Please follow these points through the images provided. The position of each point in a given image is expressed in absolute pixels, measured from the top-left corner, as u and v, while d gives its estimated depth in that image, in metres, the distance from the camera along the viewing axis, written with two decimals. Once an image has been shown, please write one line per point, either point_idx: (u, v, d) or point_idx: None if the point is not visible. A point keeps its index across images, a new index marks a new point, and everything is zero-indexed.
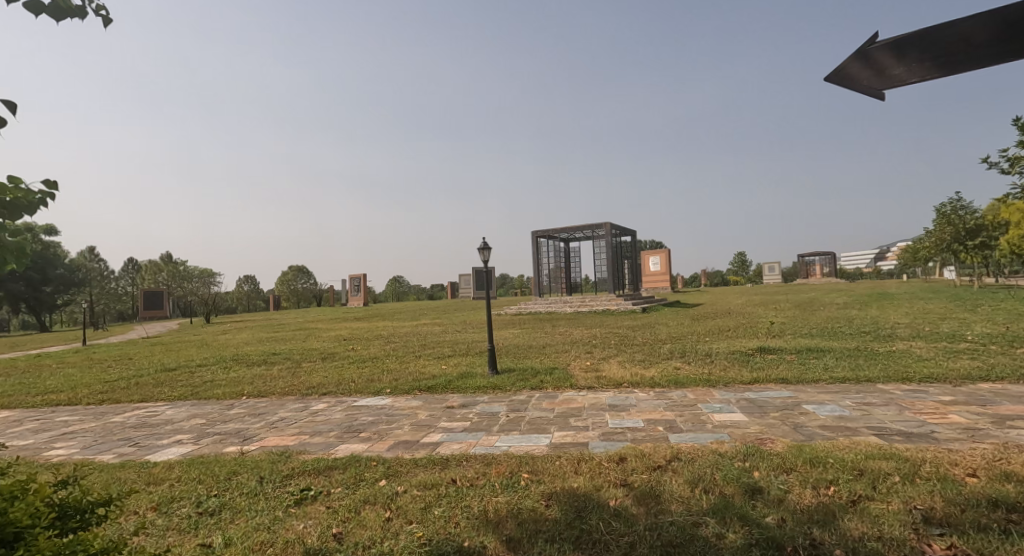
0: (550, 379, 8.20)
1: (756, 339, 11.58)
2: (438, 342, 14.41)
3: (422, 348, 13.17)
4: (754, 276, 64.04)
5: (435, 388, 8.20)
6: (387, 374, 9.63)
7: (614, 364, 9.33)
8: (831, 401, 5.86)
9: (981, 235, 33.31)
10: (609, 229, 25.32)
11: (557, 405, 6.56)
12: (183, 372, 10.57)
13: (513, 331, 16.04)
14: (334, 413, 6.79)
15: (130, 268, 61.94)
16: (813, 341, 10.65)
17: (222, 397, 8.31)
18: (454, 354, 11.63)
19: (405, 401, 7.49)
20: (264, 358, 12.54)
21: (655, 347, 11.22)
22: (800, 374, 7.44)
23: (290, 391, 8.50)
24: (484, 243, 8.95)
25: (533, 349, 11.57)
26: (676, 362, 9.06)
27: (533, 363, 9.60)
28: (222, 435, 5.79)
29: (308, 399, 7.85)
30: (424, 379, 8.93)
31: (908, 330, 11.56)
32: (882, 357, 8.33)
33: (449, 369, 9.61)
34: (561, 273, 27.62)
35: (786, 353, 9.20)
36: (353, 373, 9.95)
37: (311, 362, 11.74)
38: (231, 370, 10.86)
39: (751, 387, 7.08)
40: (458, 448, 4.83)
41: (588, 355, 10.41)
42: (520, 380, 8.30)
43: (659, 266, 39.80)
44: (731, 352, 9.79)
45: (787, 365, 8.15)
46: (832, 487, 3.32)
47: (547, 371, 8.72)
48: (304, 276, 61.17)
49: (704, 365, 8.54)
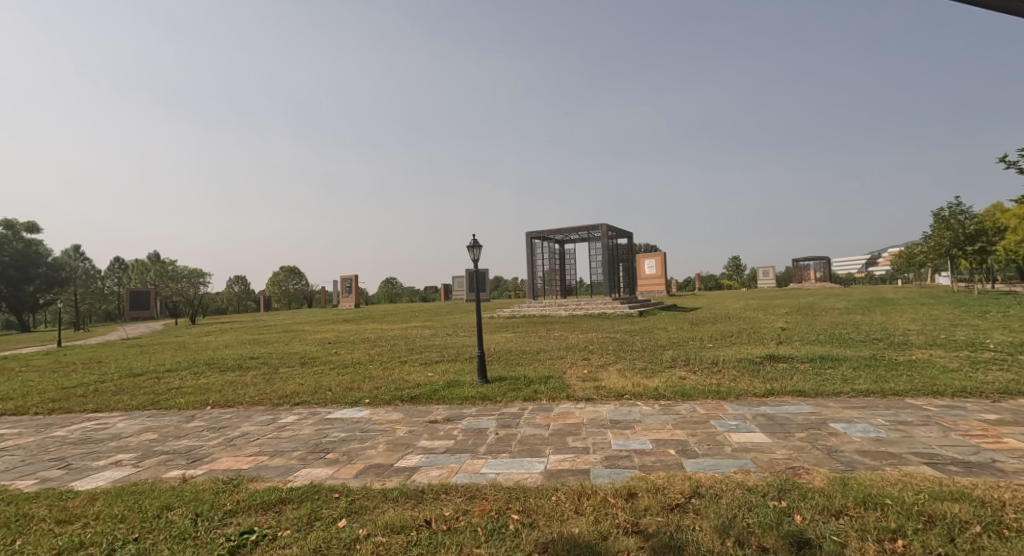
0: (544, 389, 7.51)
1: (763, 345, 10.91)
2: (426, 347, 13.67)
3: (409, 353, 12.44)
4: (749, 280, 63.73)
5: (418, 398, 7.50)
6: (368, 381, 8.91)
7: (613, 372, 8.67)
8: (862, 419, 5.20)
9: (981, 240, 32.91)
10: (604, 231, 24.70)
11: (552, 420, 5.89)
12: (149, 378, 9.81)
13: (506, 335, 15.38)
14: (304, 427, 6.07)
15: (117, 267, 60.95)
16: (825, 348, 10.00)
17: (184, 406, 7.56)
18: (442, 360, 10.91)
19: (385, 413, 6.78)
20: (240, 362, 11.79)
21: (656, 354, 10.54)
22: (818, 386, 6.79)
23: (260, 401, 7.77)
24: (474, 240, 8.26)
25: (526, 355, 10.86)
26: (681, 371, 8.39)
27: (527, 371, 8.92)
28: (168, 455, 5.05)
29: (277, 411, 7.10)
30: (408, 387, 8.22)
31: (923, 337, 10.92)
32: (904, 368, 7.71)
33: (435, 377, 8.91)
34: (555, 275, 26.99)
35: (799, 362, 8.54)
36: (332, 380, 9.22)
37: (290, 367, 10.99)
38: (202, 376, 10.10)
39: (766, 401, 6.43)
40: (437, 475, 4.13)
41: (585, 362, 9.74)
42: (511, 390, 7.60)
43: (655, 269, 39.32)
44: (738, 359, 9.15)
45: (802, 375, 7.50)
46: (898, 540, 2.66)
47: (542, 380, 8.04)
48: (295, 276, 60.30)
49: (712, 375, 7.88)
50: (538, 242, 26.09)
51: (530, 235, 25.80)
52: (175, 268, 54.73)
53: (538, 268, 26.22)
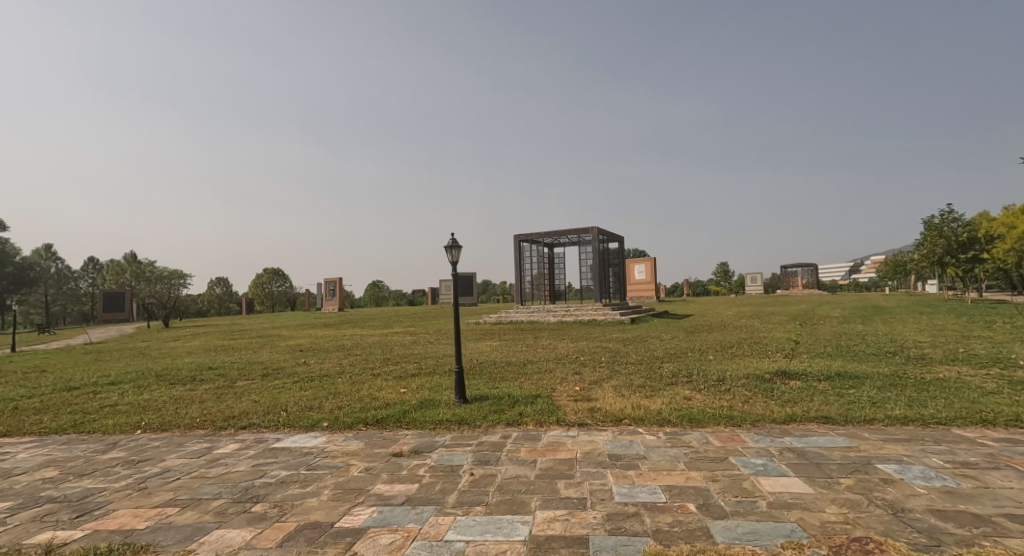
0: (530, 412, 6.53)
1: (769, 359, 9.98)
2: (403, 357, 12.57)
3: (383, 364, 11.35)
4: (737, 286, 63.46)
5: (385, 422, 6.48)
6: (331, 399, 7.84)
7: (608, 391, 7.71)
8: (914, 459, 4.29)
9: (974, 248, 32.30)
10: (596, 234, 23.82)
11: (539, 456, 4.91)
12: (84, 393, 8.65)
13: (491, 344, 14.39)
14: (240, 462, 5.02)
15: (92, 268, 58.99)
16: (839, 363, 9.09)
17: (109, 431, 6.44)
18: (417, 373, 9.85)
19: (341, 442, 5.73)
20: (195, 373, 10.64)
21: (654, 368, 9.59)
22: (846, 412, 5.90)
23: (200, 424, 6.67)
24: (453, 240, 7.29)
25: (510, 368, 9.83)
26: (685, 389, 7.46)
27: (511, 388, 7.95)
28: (51, 504, 3.97)
29: (215, 439, 6.01)
30: (373, 407, 7.16)
31: (940, 351, 10.04)
32: (935, 388, 6.85)
33: (407, 395, 7.89)
34: (544, 280, 26.03)
35: (816, 380, 7.63)
36: (290, 397, 8.13)
37: (249, 380, 9.88)
38: (146, 390, 8.95)
39: (788, 429, 5.52)
40: (387, 545, 3.14)
41: (576, 378, 8.74)
42: (492, 413, 6.60)
43: (645, 274, 38.59)
44: (745, 375, 8.25)
45: (823, 397, 6.57)
46: None
47: (528, 400, 7.05)
48: (279, 278, 59.04)
49: (720, 395, 6.96)
50: (526, 244, 25.15)
51: (518, 237, 24.86)
52: (152, 269, 53.01)
53: (526, 272, 25.22)
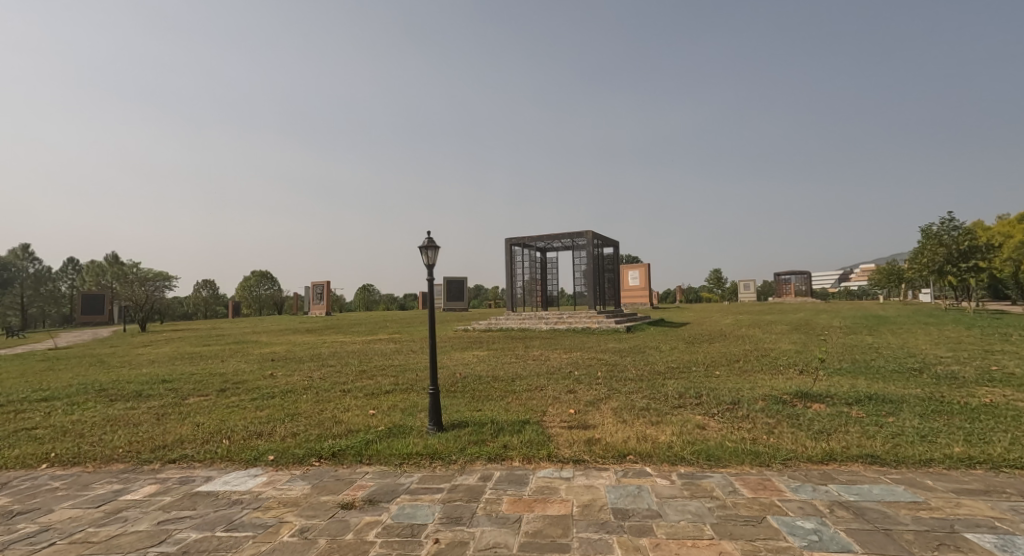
0: (516, 445, 5.52)
1: (784, 378, 8.98)
2: (381, 369, 11.48)
3: (357, 378, 10.25)
4: (730, 293, 62.87)
5: (343, 455, 5.43)
6: (287, 424, 6.75)
7: (608, 416, 6.69)
8: (1016, 527, 3.30)
9: (975, 258, 31.51)
10: (590, 238, 22.86)
11: (526, 511, 3.89)
12: (4, 413, 7.49)
13: (477, 355, 13.35)
14: (144, 517, 3.93)
15: (71, 268, 57.27)
16: (864, 384, 8.10)
17: (6, 467, 5.31)
18: (392, 391, 8.75)
19: (283, 485, 4.68)
20: (142, 388, 9.47)
21: (657, 386, 8.56)
22: (896, 449, 4.92)
23: (121, 456, 5.56)
24: (429, 239, 6.27)
25: (496, 386, 8.76)
26: (696, 415, 6.45)
27: (496, 411, 6.92)
28: None
29: (131, 479, 4.92)
30: (332, 435, 6.10)
31: (971, 370, 9.07)
32: (986, 416, 5.91)
33: (376, 419, 6.83)
34: (536, 286, 25.04)
35: (844, 404, 6.66)
36: (240, 420, 7.04)
37: (201, 396, 8.76)
38: (78, 409, 7.81)
39: (830, 472, 4.54)
40: None
41: (570, 398, 7.71)
42: (471, 444, 5.58)
43: (638, 280, 37.80)
44: (762, 398, 7.28)
45: (860, 428, 5.60)
46: None
47: (515, 429, 6.03)
48: (267, 281, 57.74)
49: (737, 424, 5.97)
50: (518, 249, 24.18)
51: (510, 241, 23.90)
52: (134, 271, 51.40)
53: (518, 278, 24.20)
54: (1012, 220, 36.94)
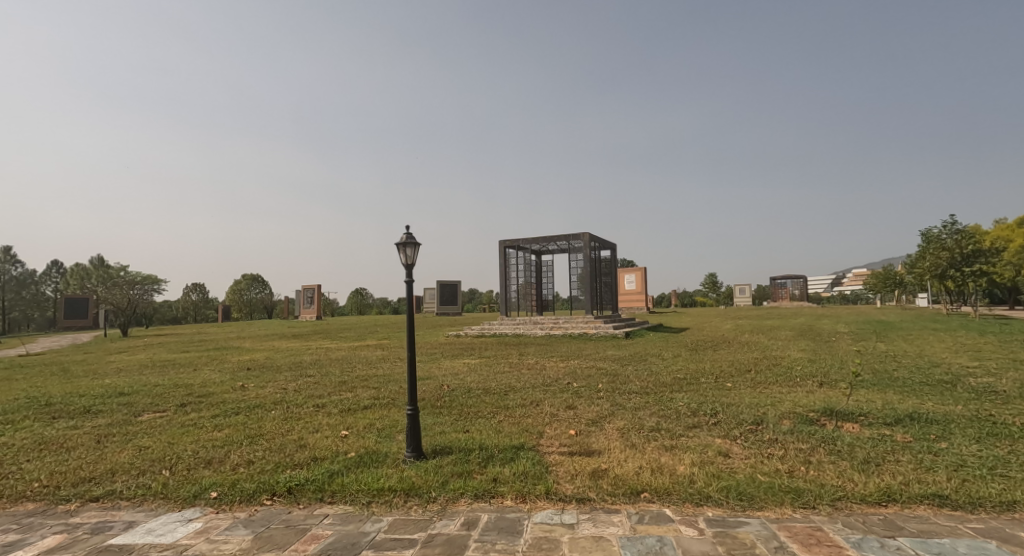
0: (508, 478, 4.65)
1: (804, 392, 8.12)
2: (363, 379, 10.58)
3: (335, 391, 9.32)
4: (726, 298, 62.28)
5: (301, 493, 4.53)
6: (245, 448, 5.84)
7: (614, 439, 5.83)
8: None
9: (979, 262, 30.83)
10: (586, 240, 21.97)
11: None
12: None
13: (469, 364, 12.46)
14: None
15: (55, 271, 55.98)
16: (896, 399, 7.26)
17: None
18: (371, 406, 7.82)
19: (219, 535, 3.80)
20: (94, 402, 8.52)
21: (665, 402, 7.70)
22: (966, 488, 4.06)
23: (34, 492, 4.64)
24: (408, 234, 5.42)
25: (487, 401, 7.86)
26: (715, 440, 5.60)
27: (486, 433, 6.04)
28: None
29: (34, 528, 4.00)
30: (293, 464, 5.18)
31: (1009, 382, 8.25)
32: None
33: (347, 443, 5.91)
34: (531, 290, 24.19)
35: (884, 426, 5.82)
36: (191, 443, 6.11)
37: (157, 413, 7.82)
38: (12, 429, 6.87)
39: (896, 520, 3.67)
40: None
41: (570, 416, 6.83)
42: (455, 478, 4.70)
43: (636, 284, 37.07)
44: (787, 417, 6.43)
45: (913, 457, 4.75)
46: None
47: (506, 457, 5.15)
48: (258, 285, 56.78)
49: (765, 450, 5.12)
50: (512, 251, 23.31)
51: (504, 243, 23.04)
52: (120, 274, 50.24)
53: (512, 281, 23.34)
54: (1011, 224, 36.42)
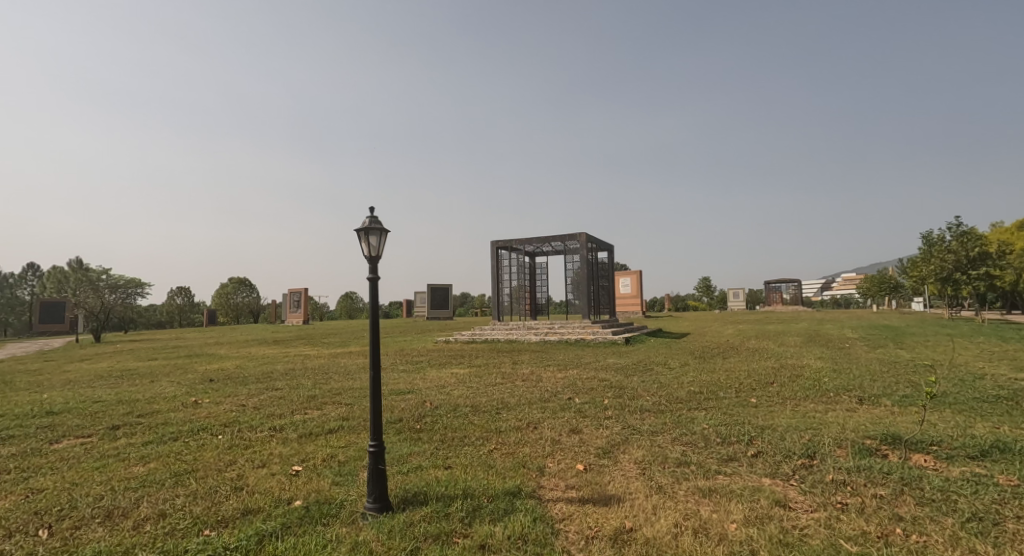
0: (498, 545, 3.40)
1: (844, 410, 6.99)
2: (336, 394, 9.29)
3: (300, 409, 8.03)
4: (721, 302, 61.36)
5: None
6: (163, 493, 4.55)
7: (635, 479, 4.60)
8: None
9: (984, 265, 29.95)
10: (584, 240, 20.79)
11: None
12: None
13: (457, 374, 11.21)
14: None
15: (34, 273, 54.21)
16: (961, 422, 6.09)
17: None
18: (336, 431, 6.54)
19: None
20: (11, 425, 7.18)
21: (686, 423, 6.49)
22: None
23: None
24: (373, 218, 4.23)
25: (476, 422, 6.59)
26: (764, 481, 4.39)
27: (471, 470, 4.80)
28: None
29: None
30: (215, 522, 3.89)
31: None
32: None
33: (297, 485, 4.62)
34: (525, 293, 22.95)
35: (968, 461, 4.65)
36: (97, 484, 4.82)
37: (78, 439, 6.51)
38: None
39: None
40: None
41: (576, 445, 5.61)
42: (427, 546, 3.44)
43: (631, 288, 36.03)
44: (840, 445, 5.25)
45: None
46: None
47: (496, 510, 3.89)
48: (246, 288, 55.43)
49: (837, 499, 3.92)
50: (505, 252, 22.07)
51: (496, 245, 21.80)
52: (99, 276, 48.35)
53: (505, 284, 22.08)
54: (1012, 226, 35.73)
